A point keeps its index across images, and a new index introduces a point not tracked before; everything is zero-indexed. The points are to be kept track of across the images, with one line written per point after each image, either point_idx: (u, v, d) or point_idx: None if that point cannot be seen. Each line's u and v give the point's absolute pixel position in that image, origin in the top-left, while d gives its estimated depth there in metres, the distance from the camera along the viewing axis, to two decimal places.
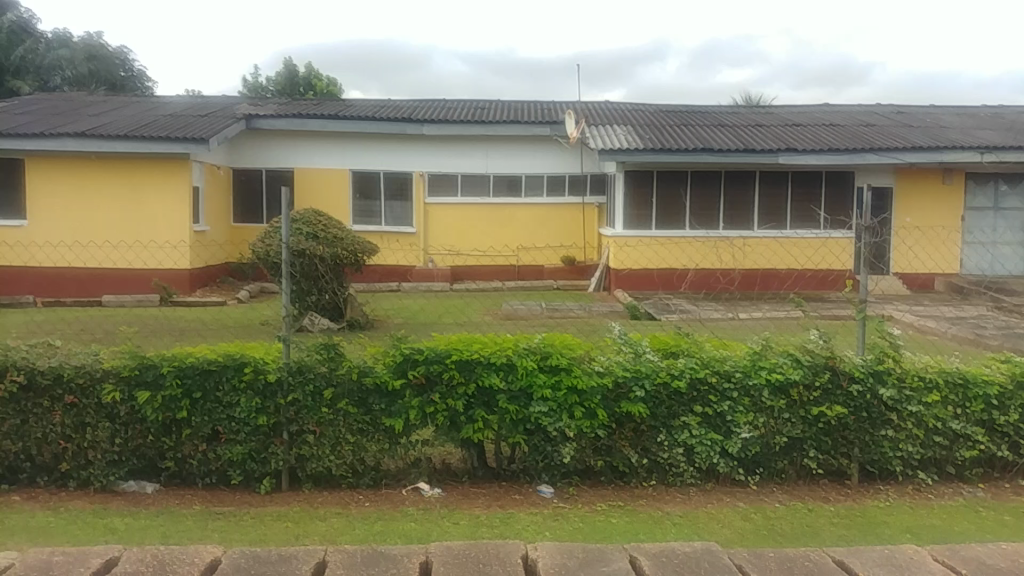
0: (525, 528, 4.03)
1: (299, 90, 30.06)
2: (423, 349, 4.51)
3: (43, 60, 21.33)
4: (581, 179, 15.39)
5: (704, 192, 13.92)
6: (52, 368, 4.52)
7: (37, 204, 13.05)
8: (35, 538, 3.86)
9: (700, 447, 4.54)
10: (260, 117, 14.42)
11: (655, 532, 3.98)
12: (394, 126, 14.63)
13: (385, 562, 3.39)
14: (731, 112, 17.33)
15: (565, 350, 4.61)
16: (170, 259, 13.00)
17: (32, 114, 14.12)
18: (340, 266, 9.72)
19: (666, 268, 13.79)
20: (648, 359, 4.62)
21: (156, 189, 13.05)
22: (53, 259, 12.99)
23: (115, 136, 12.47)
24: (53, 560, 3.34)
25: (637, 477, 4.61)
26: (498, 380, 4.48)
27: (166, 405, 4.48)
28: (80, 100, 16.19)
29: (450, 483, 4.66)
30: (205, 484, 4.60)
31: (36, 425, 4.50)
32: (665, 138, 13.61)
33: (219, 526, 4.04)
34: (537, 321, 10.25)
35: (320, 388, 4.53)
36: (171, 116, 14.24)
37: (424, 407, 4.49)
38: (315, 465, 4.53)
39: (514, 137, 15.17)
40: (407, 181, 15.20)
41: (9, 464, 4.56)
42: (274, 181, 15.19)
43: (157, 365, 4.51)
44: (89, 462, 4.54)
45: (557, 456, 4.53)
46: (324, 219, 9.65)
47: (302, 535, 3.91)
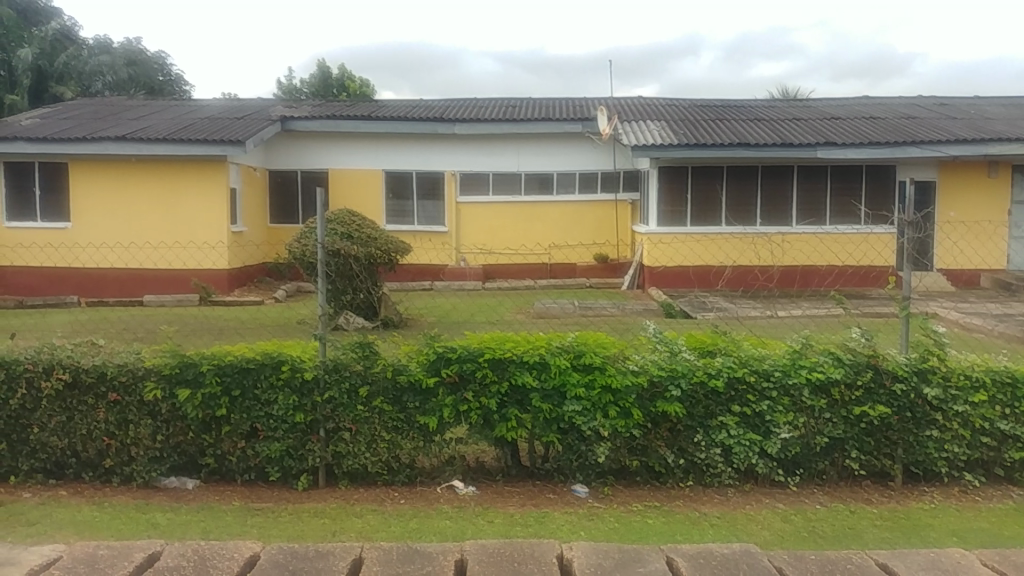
0: (560, 527, 4.03)
1: (333, 91, 30.39)
2: (456, 348, 4.53)
3: (86, 65, 21.51)
4: (614, 175, 15.34)
5: (741, 189, 13.81)
6: (96, 366, 4.61)
7: (84, 207, 13.32)
8: (82, 531, 3.95)
9: (739, 447, 4.50)
10: (295, 118, 14.57)
11: (692, 533, 3.96)
12: (426, 126, 14.69)
13: (420, 559, 3.41)
14: (767, 106, 17.15)
15: (599, 349, 4.59)
16: (209, 259, 13.19)
17: (72, 119, 14.39)
18: (375, 266, 9.80)
19: (703, 265, 13.68)
20: (684, 357, 4.59)
21: (195, 189, 13.23)
22: (97, 259, 13.27)
23: (154, 139, 12.65)
24: (98, 554, 3.38)
25: (674, 477, 4.59)
26: (532, 378, 4.48)
27: (206, 404, 4.55)
28: (120, 104, 16.44)
29: (485, 481, 4.68)
30: (245, 480, 4.67)
31: (81, 422, 4.60)
32: (699, 133, 13.52)
33: (257, 522, 4.09)
34: (571, 320, 10.22)
35: (355, 386, 4.57)
36: (208, 119, 14.43)
37: (458, 405, 4.51)
38: (351, 462, 4.57)
39: (547, 135, 15.15)
40: (438, 180, 15.26)
41: (55, 460, 4.67)
42: (309, 181, 15.34)
43: (197, 363, 4.58)
44: (132, 458, 4.63)
45: (591, 456, 4.52)
46: (358, 219, 9.77)
47: (339, 532, 3.96)
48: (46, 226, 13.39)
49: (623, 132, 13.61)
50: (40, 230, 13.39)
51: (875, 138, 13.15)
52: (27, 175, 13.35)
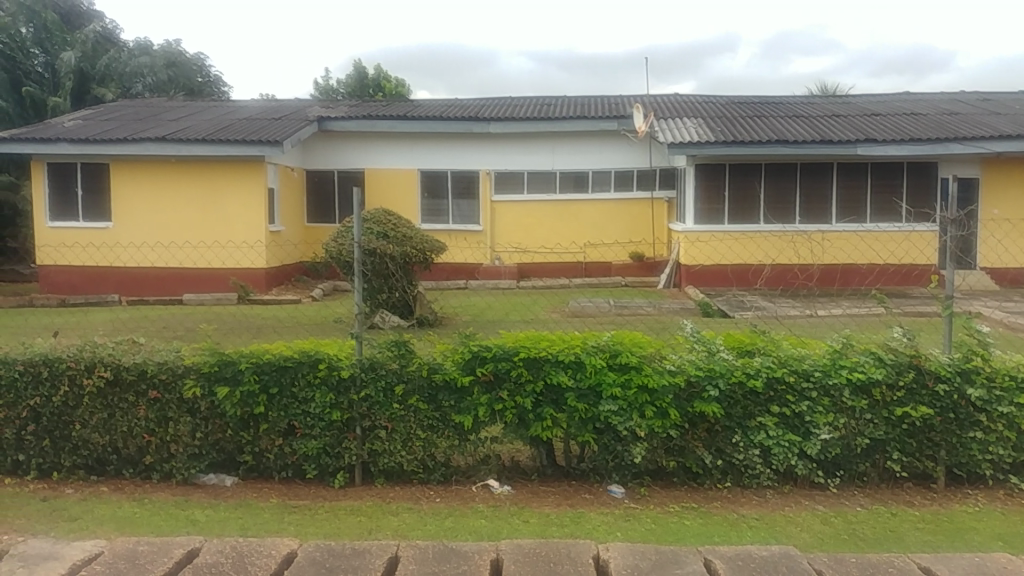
0: (596, 528, 4.01)
1: (369, 92, 30.60)
2: (491, 347, 4.52)
3: (126, 67, 21.79)
4: (649, 173, 15.22)
5: (780, 186, 13.66)
6: (137, 364, 4.67)
7: (125, 207, 13.54)
8: (122, 528, 4.01)
9: (778, 448, 4.44)
10: (331, 119, 14.69)
11: (731, 535, 3.92)
12: (461, 125, 14.71)
13: (456, 558, 3.41)
14: (805, 102, 16.92)
15: (635, 348, 4.55)
16: (248, 258, 13.36)
17: (113, 121, 14.63)
18: (410, 265, 9.82)
19: (741, 264, 13.51)
20: (722, 357, 4.54)
21: (234, 189, 13.38)
22: (137, 259, 13.49)
23: (193, 140, 12.81)
24: (138, 549, 3.42)
25: (712, 478, 4.55)
26: (567, 378, 4.46)
27: (244, 401, 4.59)
28: (159, 105, 16.67)
29: (520, 480, 4.67)
30: (282, 477, 4.71)
31: (122, 419, 4.67)
32: (736, 130, 13.38)
33: (295, 519, 4.12)
34: (606, 319, 10.17)
35: (391, 384, 4.58)
36: (245, 120, 14.56)
37: (493, 404, 4.50)
38: (387, 460, 4.59)
39: (581, 133, 15.10)
40: (473, 180, 15.28)
41: (97, 456, 4.74)
42: (346, 181, 15.45)
43: (236, 361, 4.62)
44: (171, 454, 4.69)
45: (627, 456, 4.49)
46: (393, 218, 9.81)
47: (376, 530, 3.98)
48: (88, 225, 13.62)
49: (659, 130, 13.51)
50: (82, 229, 13.63)
51: (916, 135, 12.92)
52: (69, 176, 13.59)
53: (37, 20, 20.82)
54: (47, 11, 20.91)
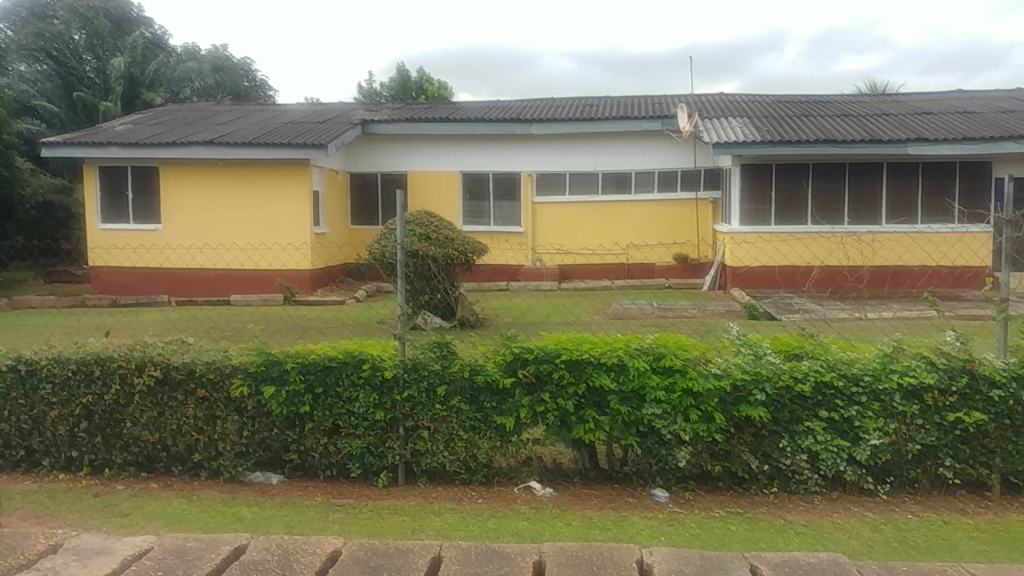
0: (640, 532, 3.98)
1: (413, 94, 30.79)
2: (533, 348, 4.51)
3: (174, 72, 22.02)
4: (694, 173, 15.07)
5: (827, 187, 13.47)
6: (185, 363, 4.74)
7: (174, 209, 13.80)
8: (172, 523, 4.09)
9: (826, 453, 4.37)
10: (375, 121, 14.84)
11: (776, 540, 3.86)
12: (504, 127, 14.72)
13: (498, 559, 3.36)
14: (853, 101, 16.66)
15: (679, 351, 4.50)
16: (293, 260, 13.50)
17: (164, 125, 14.93)
18: (452, 266, 9.85)
19: (788, 265, 13.32)
20: (769, 360, 4.47)
21: (279, 191, 13.55)
22: (185, 260, 13.76)
23: (240, 143, 13.00)
24: (189, 546, 3.43)
25: (758, 483, 4.49)
26: (610, 380, 4.42)
27: (290, 401, 4.64)
28: (208, 109, 16.96)
29: (563, 483, 4.65)
30: (327, 476, 4.75)
31: (172, 417, 4.75)
32: (782, 130, 13.20)
33: (339, 518, 4.16)
34: (650, 321, 10.11)
35: (433, 385, 4.59)
36: (291, 123, 14.73)
37: (535, 406, 4.49)
38: (430, 461, 4.60)
39: (624, 133, 14.99)
40: (515, 181, 15.29)
41: (147, 453, 4.83)
42: (389, 184, 15.57)
43: (282, 361, 4.67)
44: (219, 453, 4.76)
45: (671, 460, 4.45)
46: (436, 220, 9.85)
47: (418, 529, 4.00)
48: (138, 228, 13.90)
49: (704, 130, 13.39)
50: (133, 232, 13.91)
51: (969, 134, 12.62)
52: (120, 179, 13.87)
53: (89, 26, 22.00)
54: (98, 18, 22.11)
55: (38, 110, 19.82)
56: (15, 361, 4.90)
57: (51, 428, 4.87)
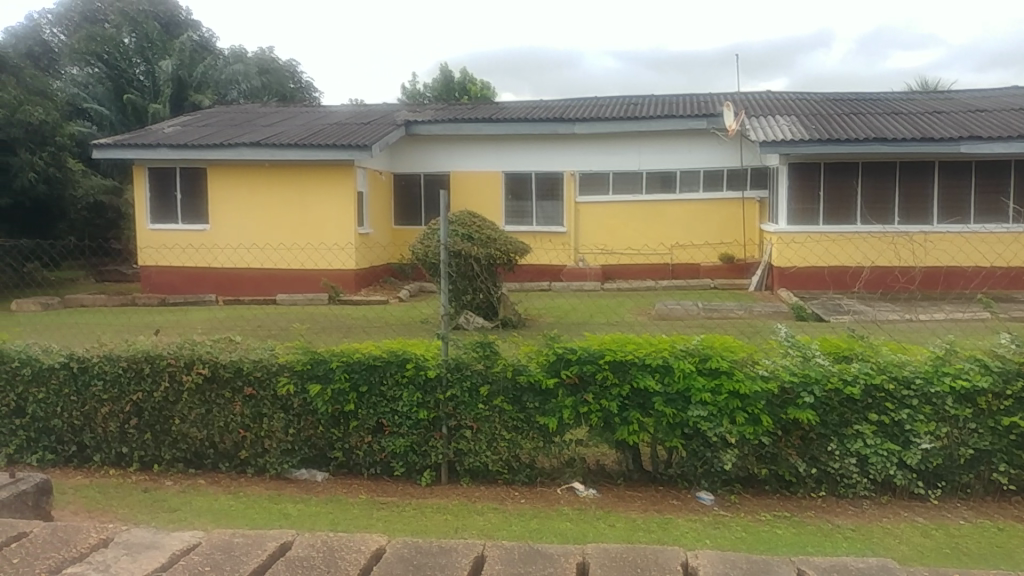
0: (685, 534, 3.94)
1: (456, 95, 30.97)
2: (577, 348, 4.49)
3: (221, 74, 22.40)
4: (740, 172, 14.90)
5: (877, 186, 13.23)
6: (233, 362, 4.82)
7: (222, 209, 14.01)
8: (219, 519, 4.16)
9: (875, 457, 4.29)
10: (419, 122, 14.95)
11: (825, 545, 3.80)
12: (547, 126, 14.71)
13: (542, 560, 3.12)
14: (904, 98, 16.33)
15: (726, 352, 4.45)
16: (338, 260, 13.69)
17: (212, 126, 15.20)
18: (495, 266, 9.85)
19: (838, 266, 13.10)
20: (817, 363, 4.40)
21: (324, 191, 13.68)
22: (233, 260, 13.93)
23: (287, 144, 13.17)
24: (234, 541, 3.29)
25: (806, 487, 4.42)
26: (655, 382, 4.38)
27: (335, 399, 4.68)
28: (254, 111, 17.20)
29: (606, 484, 4.62)
30: (371, 474, 4.78)
31: (219, 414, 4.82)
32: (830, 128, 12.98)
33: (383, 516, 4.20)
34: (695, 322, 10.01)
35: (476, 385, 4.60)
36: (336, 124, 14.88)
37: (578, 407, 4.47)
38: (472, 460, 4.61)
39: (669, 132, 14.87)
40: (558, 181, 15.27)
41: (195, 450, 4.91)
42: (432, 184, 15.66)
43: (328, 359, 4.72)
44: (265, 450, 4.82)
45: (717, 462, 4.40)
46: (479, 220, 9.84)
47: (461, 529, 4.01)
48: (186, 228, 14.15)
49: (750, 129, 13.24)
50: (181, 232, 14.16)
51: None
52: (169, 180, 14.13)
53: (139, 30, 22.46)
54: (148, 22, 22.61)
55: (89, 113, 20.41)
56: (67, 358, 5.02)
57: (103, 425, 4.97)
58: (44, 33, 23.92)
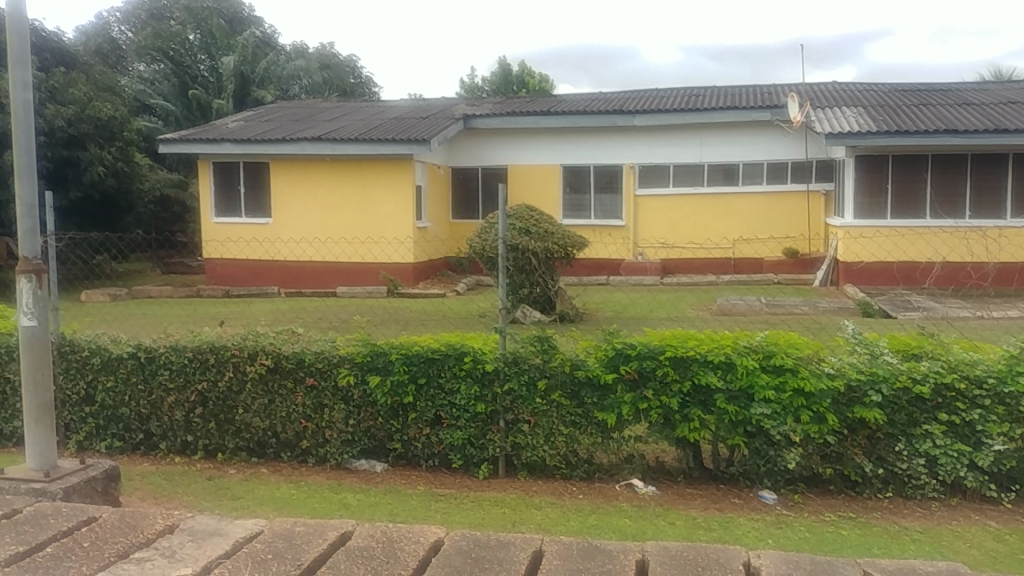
0: (747, 533, 3.88)
1: (513, 88, 31.05)
2: (637, 344, 4.45)
3: (283, 70, 22.73)
4: (806, 165, 14.59)
5: (947, 180, 12.82)
6: (295, 353, 4.88)
7: (285, 203, 14.26)
8: (281, 508, 4.24)
9: (945, 458, 4.17)
10: (477, 116, 14.98)
11: (891, 547, 3.70)
12: (606, 119, 14.58)
13: (600, 556, 3.06)
14: (976, 88, 15.80)
15: (791, 349, 4.37)
16: (397, 254, 13.75)
17: (274, 121, 15.44)
18: (552, 261, 9.80)
19: (908, 261, 12.69)
20: (886, 360, 4.29)
21: (384, 186, 13.82)
22: (296, 254, 14.07)
23: (347, 139, 13.31)
24: (296, 530, 3.33)
25: (872, 487, 4.32)
26: (717, 378, 4.32)
27: (394, 390, 4.72)
28: (315, 106, 17.44)
29: (666, 481, 4.58)
30: (429, 465, 4.82)
31: (282, 404, 4.90)
32: (899, 120, 12.62)
33: (441, 508, 4.23)
34: (758, 318, 9.85)
35: (534, 379, 4.59)
36: (396, 119, 14.98)
37: (638, 403, 4.42)
38: (530, 454, 4.61)
39: (731, 124, 14.62)
40: (617, 174, 15.17)
41: (258, 439, 5.01)
42: (490, 178, 15.70)
43: (387, 352, 4.75)
44: (326, 440, 4.89)
45: (781, 461, 4.31)
46: (536, 214, 9.79)
47: (519, 523, 4.01)
48: (250, 221, 14.41)
49: (815, 120, 12.95)
50: (244, 225, 14.42)
51: None
52: (233, 174, 14.39)
53: (204, 26, 22.97)
54: (212, 18, 23.08)
55: (155, 108, 20.91)
56: (135, 348, 5.15)
57: (169, 413, 5.11)
58: (113, 31, 24.71)
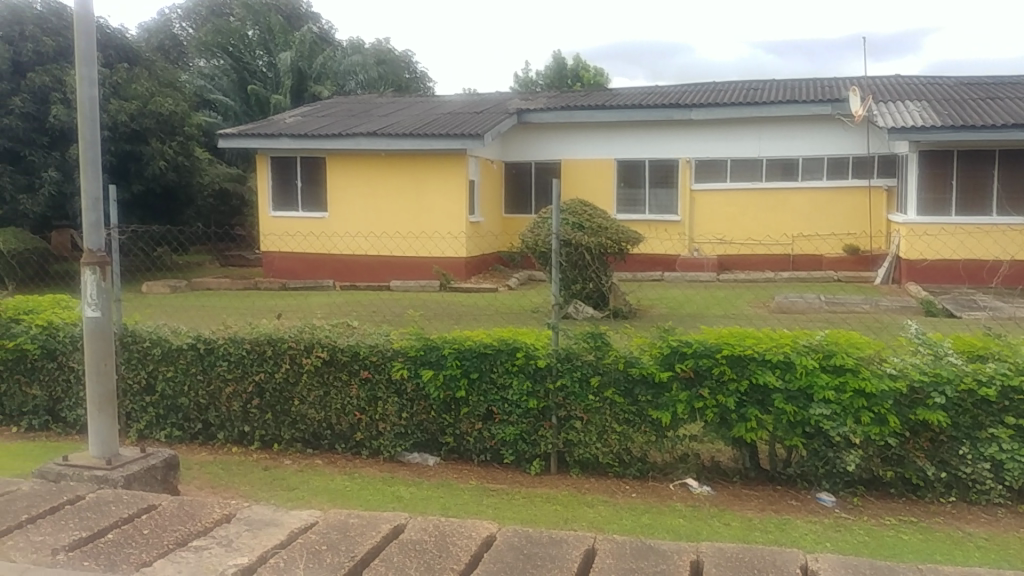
0: (804, 536, 3.81)
1: (568, 82, 30.93)
2: (692, 342, 4.40)
3: (340, 65, 22.96)
4: (867, 160, 14.25)
5: (1015, 176, 12.44)
6: (350, 346, 4.93)
7: (340, 198, 14.43)
8: (335, 499, 4.29)
9: (1012, 463, 4.03)
10: (531, 111, 14.95)
11: (955, 554, 3.60)
12: (661, 113, 14.42)
13: (654, 556, 3.03)
14: None
15: (851, 349, 4.28)
16: (451, 249, 13.83)
17: (330, 116, 15.63)
18: (606, 256, 9.74)
19: (974, 259, 12.39)
20: (950, 362, 4.17)
21: (438, 181, 13.88)
22: (352, 247, 14.29)
23: (402, 134, 13.39)
24: (350, 522, 3.36)
25: (934, 491, 4.20)
26: (775, 378, 4.25)
27: (447, 384, 4.74)
28: (371, 101, 17.60)
29: (721, 482, 4.51)
30: (481, 460, 4.83)
31: (337, 396, 4.96)
32: (966, 114, 12.27)
33: (493, 503, 4.23)
34: (818, 317, 9.65)
35: (587, 375, 4.56)
36: (449, 114, 15.02)
37: (693, 401, 4.37)
38: (582, 451, 4.59)
39: (791, 118, 14.35)
40: (673, 168, 15.00)
41: (313, 431, 5.07)
42: (543, 173, 15.66)
43: (440, 346, 4.77)
44: (379, 433, 4.93)
45: (840, 463, 4.23)
46: (590, 209, 9.74)
47: (571, 520, 3.99)
48: (306, 215, 14.61)
49: (877, 114, 12.65)
50: (301, 219, 14.63)
51: None
52: (291, 169, 14.61)
53: (263, 23, 23.37)
54: (270, 14, 23.48)
55: (215, 104, 21.34)
56: (194, 340, 5.25)
57: (227, 403, 5.20)
58: (174, 27, 25.31)
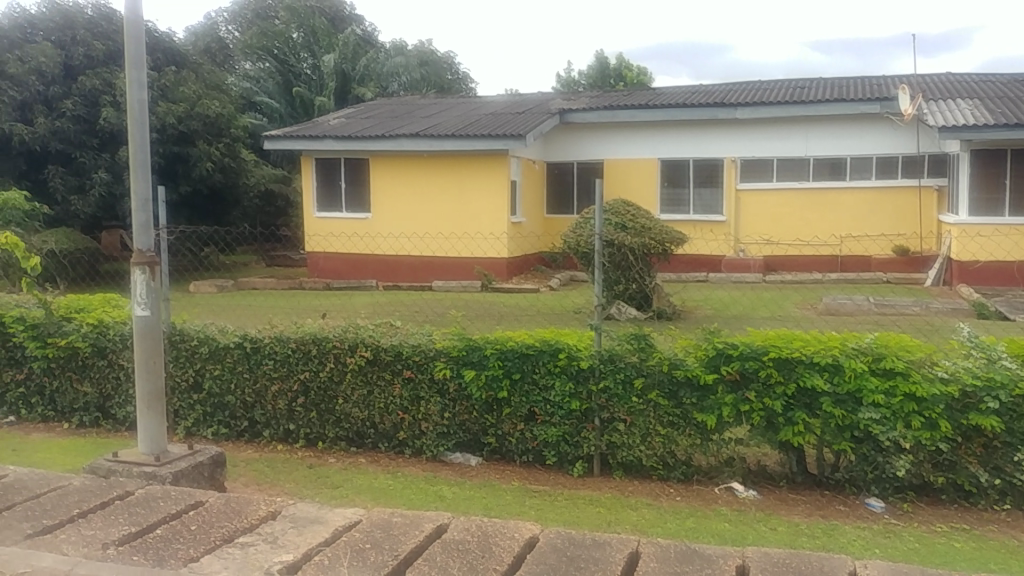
0: (852, 542, 3.74)
1: (610, 82, 30.82)
2: (738, 344, 4.35)
3: (383, 66, 23.17)
4: (917, 159, 13.98)
5: None
6: (394, 346, 4.96)
7: (384, 198, 14.53)
8: (378, 498, 4.32)
9: None
10: (573, 111, 14.92)
11: (1009, 563, 3.51)
12: (705, 113, 14.29)
13: (699, 560, 3.00)
14: None
15: (901, 352, 4.20)
16: (492, 249, 13.90)
17: (374, 118, 15.76)
18: (649, 256, 9.68)
19: None
20: (1003, 365, 4.07)
21: (480, 181, 13.92)
22: (394, 247, 14.37)
23: (444, 135, 13.45)
24: (393, 520, 3.39)
25: (987, 498, 4.10)
26: (822, 381, 4.19)
27: (489, 385, 4.74)
28: (414, 102, 17.72)
29: (767, 486, 4.45)
30: (523, 461, 4.83)
31: (381, 396, 4.99)
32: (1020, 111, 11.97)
33: (536, 504, 4.23)
34: (867, 319, 9.49)
35: (630, 377, 4.54)
36: (491, 115, 15.05)
37: (738, 404, 4.32)
38: (625, 454, 4.56)
39: (838, 116, 14.13)
40: (717, 168, 14.86)
41: (356, 429, 5.11)
42: (585, 173, 15.62)
43: (482, 346, 4.78)
44: (422, 432, 4.96)
45: (890, 468, 4.15)
46: (633, 209, 9.70)
47: (615, 522, 3.98)
48: (350, 216, 14.76)
49: (927, 113, 12.40)
50: (345, 219, 14.79)
51: None
52: (336, 170, 14.77)
53: (307, 26, 23.66)
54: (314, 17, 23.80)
55: (261, 106, 21.65)
56: (241, 339, 5.33)
57: (272, 401, 5.27)
58: (221, 30, 25.80)
